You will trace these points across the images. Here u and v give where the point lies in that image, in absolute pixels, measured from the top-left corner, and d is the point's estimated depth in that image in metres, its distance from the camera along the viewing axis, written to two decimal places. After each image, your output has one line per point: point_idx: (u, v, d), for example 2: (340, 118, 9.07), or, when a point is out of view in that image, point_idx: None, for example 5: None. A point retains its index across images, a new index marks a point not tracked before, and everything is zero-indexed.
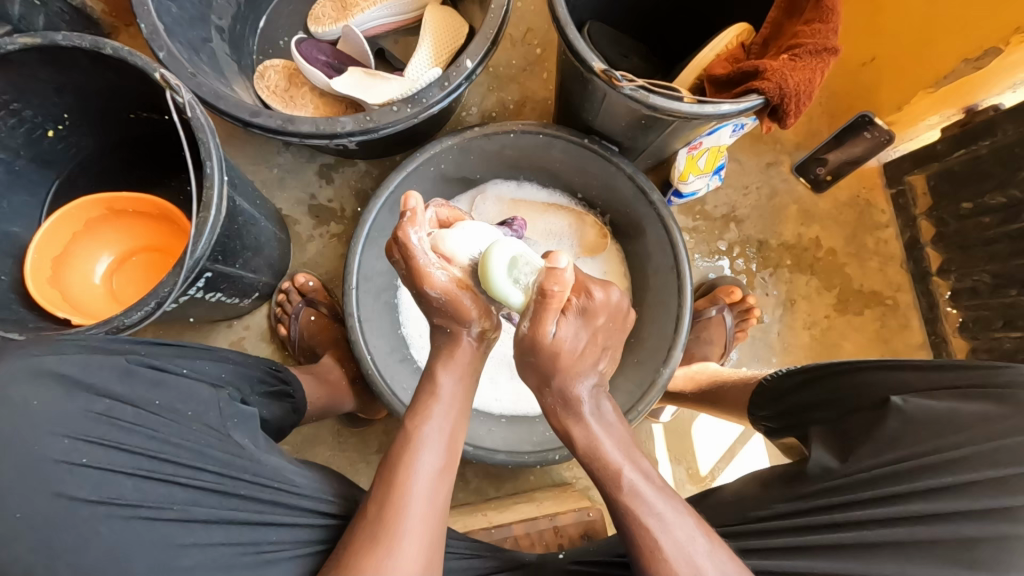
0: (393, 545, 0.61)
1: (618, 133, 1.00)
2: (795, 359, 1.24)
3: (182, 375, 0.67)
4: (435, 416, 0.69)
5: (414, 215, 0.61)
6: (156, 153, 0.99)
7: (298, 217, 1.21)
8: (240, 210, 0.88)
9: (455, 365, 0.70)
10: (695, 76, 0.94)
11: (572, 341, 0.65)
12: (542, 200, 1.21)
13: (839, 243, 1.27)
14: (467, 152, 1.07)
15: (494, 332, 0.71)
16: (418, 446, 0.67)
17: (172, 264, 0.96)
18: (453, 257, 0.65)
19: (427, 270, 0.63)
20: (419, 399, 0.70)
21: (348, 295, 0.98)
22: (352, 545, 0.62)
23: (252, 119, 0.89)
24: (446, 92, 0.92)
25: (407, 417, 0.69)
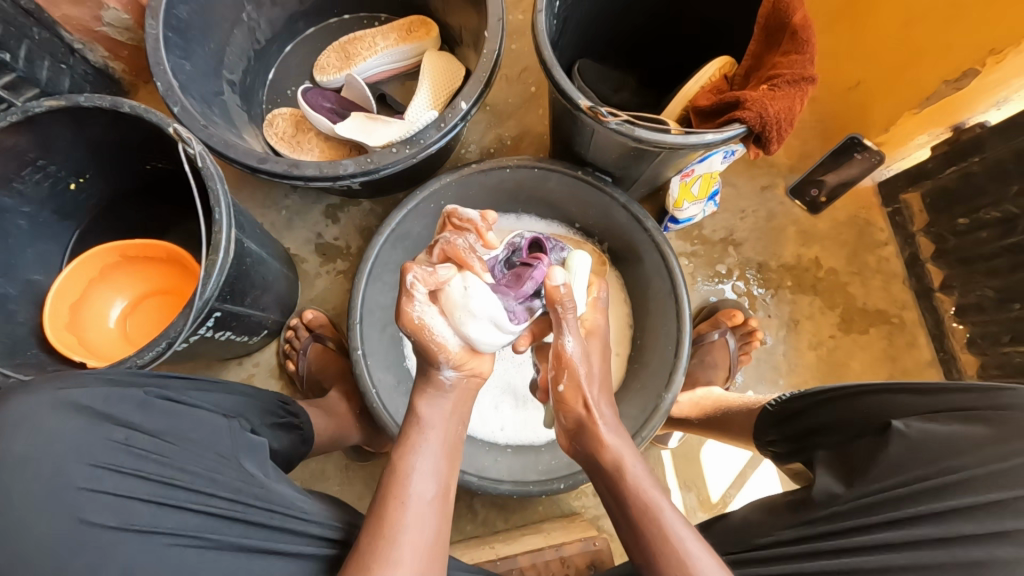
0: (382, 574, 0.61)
1: (610, 164, 1.03)
2: (801, 380, 1.23)
3: (196, 406, 0.70)
4: (424, 449, 0.72)
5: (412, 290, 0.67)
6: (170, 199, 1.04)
7: (306, 256, 1.25)
8: (248, 251, 0.92)
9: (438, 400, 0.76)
10: (682, 107, 0.97)
11: (584, 360, 0.80)
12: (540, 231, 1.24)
13: (839, 262, 1.27)
14: (466, 187, 1.11)
15: (470, 376, 0.76)
16: (408, 476, 0.69)
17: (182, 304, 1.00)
18: (446, 313, 0.70)
19: (414, 332, 0.69)
20: (407, 433, 0.74)
21: (353, 329, 1.00)
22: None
23: (259, 165, 0.94)
24: (443, 132, 0.97)
25: (397, 450, 0.72)
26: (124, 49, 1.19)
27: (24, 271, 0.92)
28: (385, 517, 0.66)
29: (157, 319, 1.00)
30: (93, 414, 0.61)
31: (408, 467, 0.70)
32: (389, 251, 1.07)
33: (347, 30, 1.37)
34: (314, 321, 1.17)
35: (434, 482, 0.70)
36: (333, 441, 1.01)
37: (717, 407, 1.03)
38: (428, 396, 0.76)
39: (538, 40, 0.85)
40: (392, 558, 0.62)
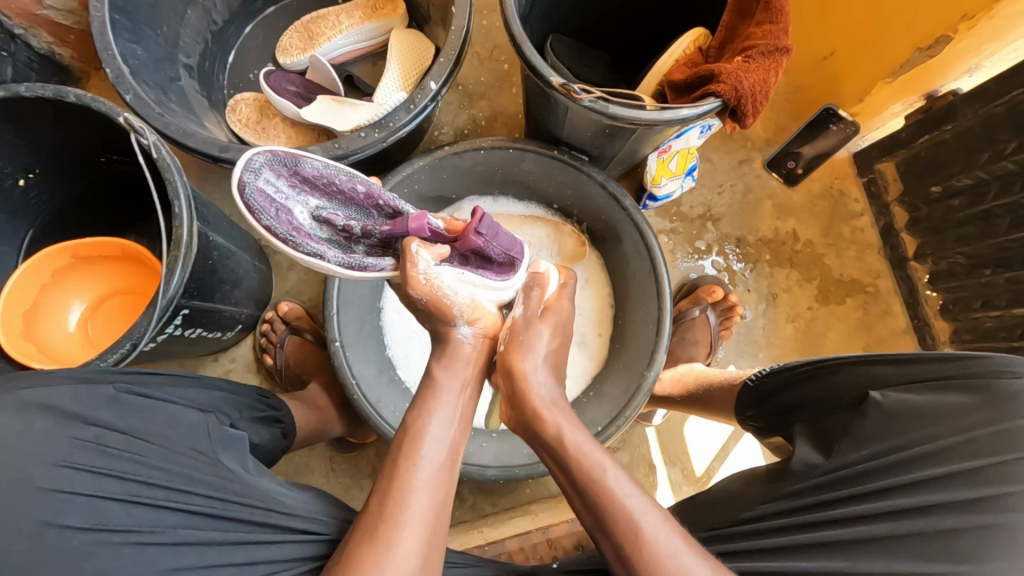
0: (392, 534, 0.61)
1: (586, 143, 1.02)
2: (781, 353, 1.24)
3: (171, 402, 0.67)
4: (438, 410, 0.72)
5: (472, 320, 0.78)
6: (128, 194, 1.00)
7: (278, 247, 1.22)
8: (214, 245, 0.88)
9: (453, 364, 0.76)
10: (657, 82, 0.96)
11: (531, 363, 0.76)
12: (518, 213, 1.22)
13: (815, 235, 1.28)
14: (439, 171, 1.08)
15: (486, 331, 0.80)
16: (422, 438, 0.69)
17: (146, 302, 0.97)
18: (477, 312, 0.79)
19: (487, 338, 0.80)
20: (420, 397, 0.73)
21: (329, 321, 0.98)
22: (354, 539, 0.61)
23: (221, 154, 0.90)
24: (412, 114, 0.94)
25: (410, 413, 0.72)
26: (71, 34, 1.13)
27: None
28: (399, 478, 0.65)
29: (121, 320, 0.97)
30: (61, 414, 0.58)
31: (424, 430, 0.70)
32: None
33: (309, 8, 1.31)
34: (291, 313, 1.16)
35: (446, 447, 0.70)
36: (315, 434, 1.00)
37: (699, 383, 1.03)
38: (453, 353, 0.77)
39: (507, 15, 0.82)
40: (400, 524, 0.62)
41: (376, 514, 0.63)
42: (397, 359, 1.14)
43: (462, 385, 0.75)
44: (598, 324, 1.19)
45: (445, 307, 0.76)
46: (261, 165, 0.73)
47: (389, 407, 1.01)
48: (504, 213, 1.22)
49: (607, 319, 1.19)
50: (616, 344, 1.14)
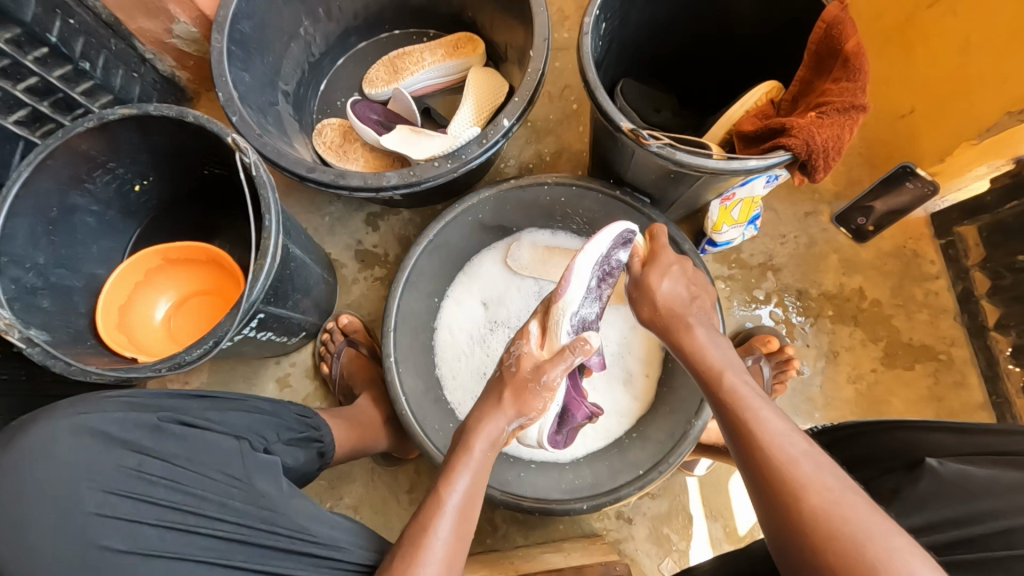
0: None
1: (648, 185, 1.03)
2: (840, 414, 1.18)
3: (210, 429, 0.71)
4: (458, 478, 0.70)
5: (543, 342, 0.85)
6: (221, 204, 1.10)
7: (345, 261, 1.30)
8: (291, 256, 0.95)
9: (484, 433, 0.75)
10: (725, 131, 0.97)
11: (674, 287, 0.86)
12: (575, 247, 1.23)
13: (884, 294, 1.23)
14: (503, 202, 1.13)
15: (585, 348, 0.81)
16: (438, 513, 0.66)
17: (226, 302, 1.04)
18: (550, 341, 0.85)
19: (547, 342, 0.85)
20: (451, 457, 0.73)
21: (387, 336, 1.03)
22: None
23: (308, 174, 0.98)
24: (484, 148, 0.99)
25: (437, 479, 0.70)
26: (191, 60, 1.26)
27: (88, 264, 0.98)
28: (422, 539, 0.64)
29: (200, 318, 1.04)
30: (109, 437, 0.63)
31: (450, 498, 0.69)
32: (426, 260, 1.10)
33: (396, 45, 1.42)
34: (350, 326, 1.23)
35: (463, 524, 0.67)
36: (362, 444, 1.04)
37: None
38: (486, 430, 0.75)
39: (584, 62, 0.86)
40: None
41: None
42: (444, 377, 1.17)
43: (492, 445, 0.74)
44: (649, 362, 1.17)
45: (535, 403, 0.78)
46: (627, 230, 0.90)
47: (433, 426, 1.04)
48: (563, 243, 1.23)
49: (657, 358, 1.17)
50: (663, 386, 1.12)
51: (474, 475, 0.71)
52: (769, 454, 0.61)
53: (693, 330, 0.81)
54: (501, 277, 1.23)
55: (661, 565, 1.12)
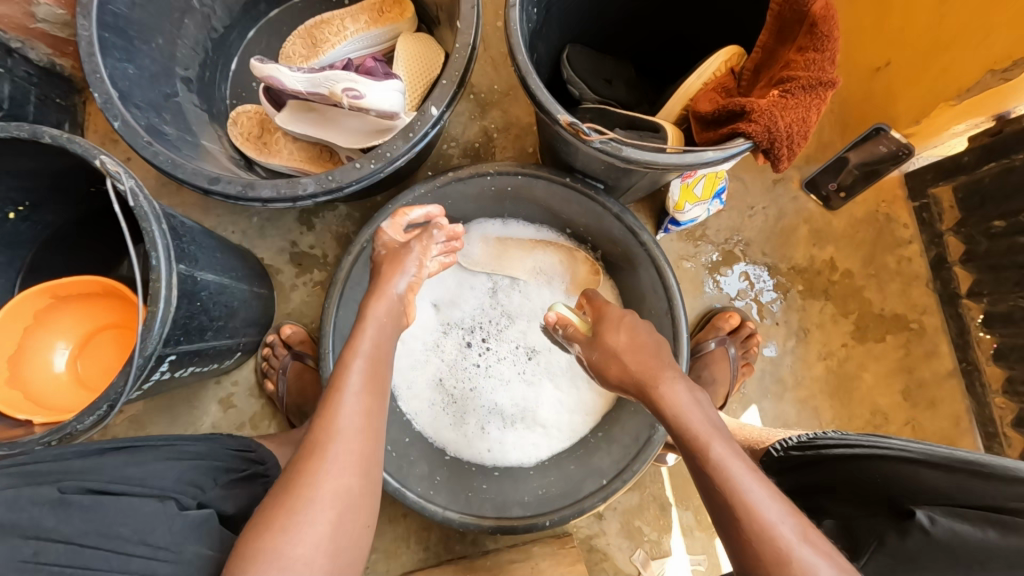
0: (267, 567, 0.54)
1: (600, 172, 0.93)
2: (809, 392, 1.15)
3: (129, 493, 0.59)
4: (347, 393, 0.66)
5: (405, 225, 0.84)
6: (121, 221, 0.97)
7: (280, 267, 1.18)
8: (202, 284, 0.84)
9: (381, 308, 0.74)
10: (683, 105, 0.86)
11: (615, 314, 0.80)
12: (529, 236, 1.13)
13: (855, 265, 1.17)
14: (444, 197, 1.02)
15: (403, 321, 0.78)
16: (333, 437, 0.62)
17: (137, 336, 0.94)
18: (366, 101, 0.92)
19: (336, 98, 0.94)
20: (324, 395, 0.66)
21: (324, 359, 0.93)
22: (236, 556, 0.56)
23: (211, 187, 0.86)
24: (411, 143, 0.87)
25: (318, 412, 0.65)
26: (70, 46, 1.11)
27: None
28: (318, 443, 0.62)
29: (111, 356, 0.94)
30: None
31: (350, 382, 0.67)
32: (362, 268, 0.99)
33: (314, 10, 1.24)
34: (295, 337, 1.14)
35: (367, 424, 0.65)
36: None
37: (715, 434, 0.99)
38: (376, 314, 0.73)
39: (512, 42, 0.73)
40: (298, 546, 0.56)
41: (276, 530, 0.56)
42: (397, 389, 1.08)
43: (390, 325, 0.75)
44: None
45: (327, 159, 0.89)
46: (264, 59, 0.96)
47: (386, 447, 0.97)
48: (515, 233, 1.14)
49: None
50: None
51: (374, 390, 0.68)
52: (723, 476, 0.58)
53: (670, 385, 0.68)
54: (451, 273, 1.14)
55: (633, 557, 1.11)
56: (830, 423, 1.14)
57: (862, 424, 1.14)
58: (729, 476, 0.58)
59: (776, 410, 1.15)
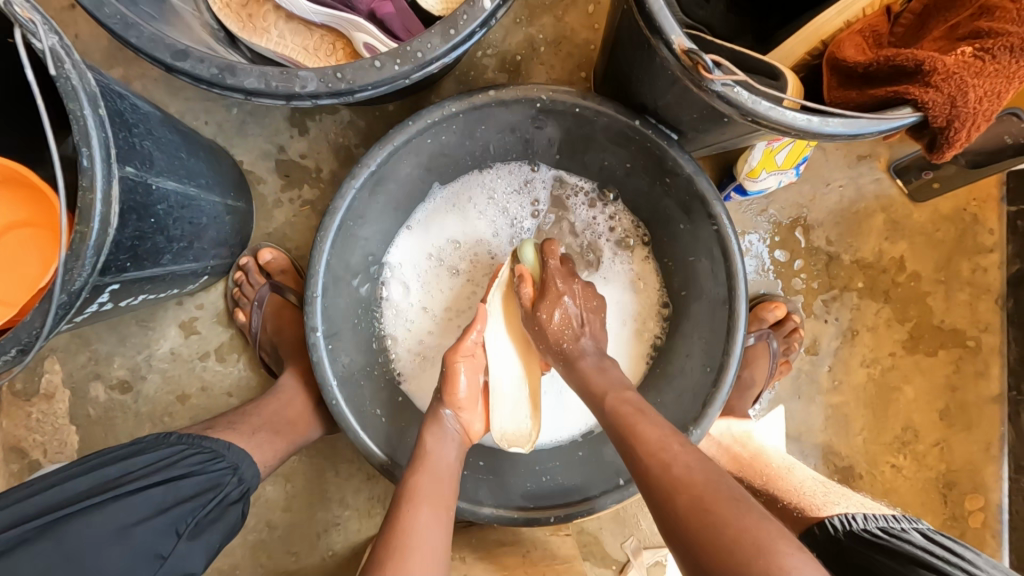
0: None
1: (683, 121, 0.73)
2: (843, 399, 1.05)
3: (89, 538, 0.56)
4: (428, 472, 0.71)
5: None
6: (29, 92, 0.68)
7: (262, 175, 0.97)
8: (159, 195, 0.64)
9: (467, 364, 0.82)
10: (808, 49, 0.66)
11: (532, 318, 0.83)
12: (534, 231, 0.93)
13: (926, 267, 1.03)
14: (477, 122, 0.81)
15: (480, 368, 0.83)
16: (417, 505, 0.66)
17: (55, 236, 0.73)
18: None
19: None
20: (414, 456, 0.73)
21: (311, 306, 0.76)
22: None
23: (174, 63, 0.63)
24: (451, 43, 0.65)
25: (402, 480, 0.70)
26: None
27: None
28: (411, 529, 0.63)
29: (25, 260, 0.73)
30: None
31: (420, 491, 0.67)
32: (367, 198, 0.80)
33: None
34: (273, 265, 0.96)
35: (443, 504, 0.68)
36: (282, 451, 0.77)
37: (761, 472, 0.89)
38: (435, 432, 0.77)
39: None
40: None
41: None
42: (400, 334, 0.94)
43: (455, 441, 0.77)
44: (641, 321, 0.96)
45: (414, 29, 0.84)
46: None
47: (374, 411, 0.84)
48: (528, 193, 0.96)
49: (653, 325, 0.96)
50: (655, 369, 0.93)
51: (433, 502, 0.67)
52: (669, 460, 0.62)
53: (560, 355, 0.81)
54: (457, 221, 0.95)
55: (625, 545, 1.04)
56: (857, 434, 1.05)
57: (890, 439, 1.05)
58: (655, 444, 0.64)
59: (804, 414, 1.05)
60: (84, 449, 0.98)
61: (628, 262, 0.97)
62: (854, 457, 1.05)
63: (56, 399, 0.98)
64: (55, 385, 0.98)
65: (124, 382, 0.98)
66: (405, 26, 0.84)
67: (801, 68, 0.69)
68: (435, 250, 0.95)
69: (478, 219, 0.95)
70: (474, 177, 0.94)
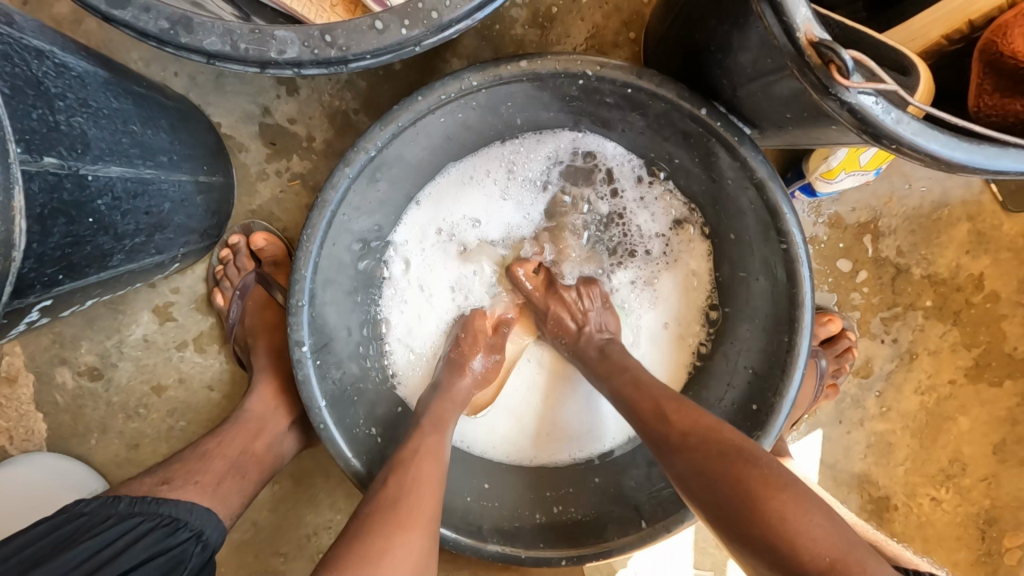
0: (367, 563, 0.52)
1: (766, 115, 0.58)
2: (890, 427, 0.94)
3: None
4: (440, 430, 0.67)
5: None
6: None
7: (244, 142, 0.83)
8: (100, 186, 0.51)
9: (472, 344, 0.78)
10: (948, 31, 0.50)
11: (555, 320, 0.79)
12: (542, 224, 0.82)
13: (1008, 287, 0.89)
14: (503, 95, 0.65)
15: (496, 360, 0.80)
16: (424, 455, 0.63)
17: None
18: None
19: None
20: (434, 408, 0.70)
21: (295, 315, 0.64)
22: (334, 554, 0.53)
23: (110, 11, 0.47)
24: (476, 1, 0.49)
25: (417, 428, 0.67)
26: None
27: None
28: (422, 476, 0.60)
29: None
30: None
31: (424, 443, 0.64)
32: (365, 186, 0.66)
33: None
34: (265, 252, 0.84)
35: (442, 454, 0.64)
36: None
37: None
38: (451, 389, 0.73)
39: None
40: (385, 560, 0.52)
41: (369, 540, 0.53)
42: (400, 328, 0.82)
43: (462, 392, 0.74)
44: (684, 326, 0.83)
45: None
46: None
47: (368, 430, 0.74)
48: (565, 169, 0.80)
49: (697, 330, 0.83)
50: (687, 390, 0.82)
51: (433, 453, 0.63)
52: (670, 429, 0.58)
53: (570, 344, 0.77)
54: (480, 195, 0.80)
55: None
56: (899, 464, 0.95)
57: (934, 472, 0.96)
58: (695, 424, 0.57)
59: (841, 439, 0.95)
60: (53, 439, 0.89)
61: (677, 260, 0.82)
62: (891, 488, 0.96)
63: (19, 383, 0.88)
64: (18, 368, 0.88)
65: (93, 369, 0.88)
66: None
67: (929, 56, 0.53)
68: (447, 229, 0.81)
69: (504, 190, 0.81)
70: (495, 147, 0.78)
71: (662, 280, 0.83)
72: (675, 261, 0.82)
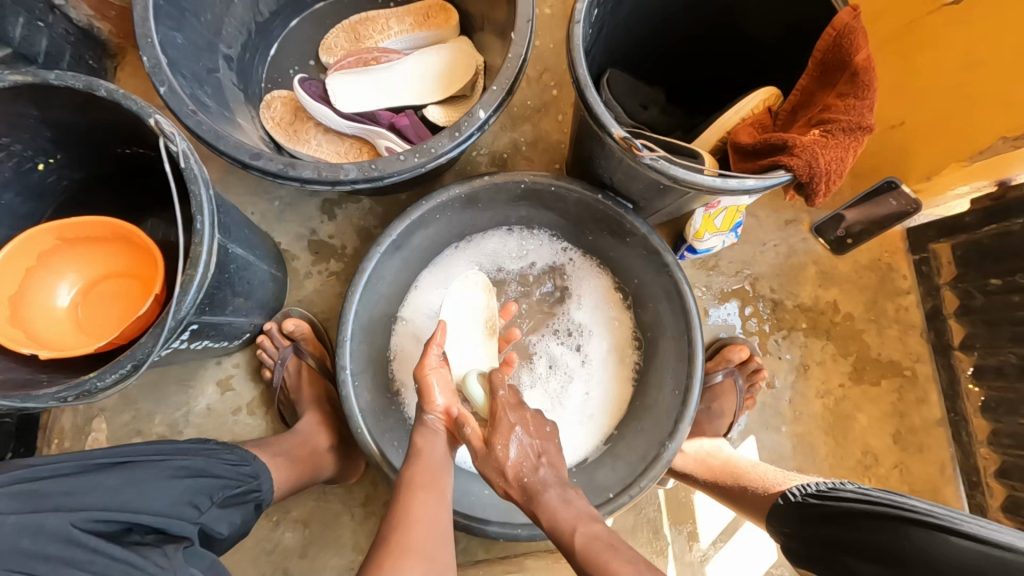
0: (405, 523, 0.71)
1: (635, 193, 0.95)
2: (806, 428, 1.18)
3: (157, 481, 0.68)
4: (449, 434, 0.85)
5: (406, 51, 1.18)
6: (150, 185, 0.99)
7: (297, 253, 1.18)
8: (231, 257, 0.83)
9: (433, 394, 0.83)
10: (718, 136, 0.90)
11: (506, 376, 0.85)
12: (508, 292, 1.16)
13: (857, 308, 1.22)
14: (474, 200, 1.03)
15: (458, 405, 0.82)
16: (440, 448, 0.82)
17: (141, 290, 0.92)
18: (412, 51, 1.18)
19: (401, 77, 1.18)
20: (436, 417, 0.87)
21: (341, 347, 0.92)
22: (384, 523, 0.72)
23: (251, 161, 0.85)
24: (455, 142, 0.88)
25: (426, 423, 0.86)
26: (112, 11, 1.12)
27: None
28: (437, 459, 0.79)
29: (116, 304, 0.92)
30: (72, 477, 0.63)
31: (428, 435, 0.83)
32: (387, 261, 0.99)
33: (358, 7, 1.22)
34: (296, 332, 1.10)
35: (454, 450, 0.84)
36: None
37: (730, 473, 0.98)
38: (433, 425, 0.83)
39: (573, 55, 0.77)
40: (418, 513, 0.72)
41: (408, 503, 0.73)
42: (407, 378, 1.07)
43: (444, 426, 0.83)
44: (622, 353, 1.12)
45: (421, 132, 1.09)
46: (304, 80, 1.12)
47: (391, 443, 0.96)
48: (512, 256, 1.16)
49: (633, 354, 1.12)
50: (635, 400, 1.08)
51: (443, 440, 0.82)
52: None
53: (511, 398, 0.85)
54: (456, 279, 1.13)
55: None
56: (824, 459, 1.17)
57: (854, 463, 1.17)
58: None
59: (772, 443, 1.17)
60: None
61: (603, 307, 1.14)
62: None
63: None
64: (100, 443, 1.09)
65: (162, 437, 1.10)
66: (418, 134, 1.08)
67: (715, 150, 0.92)
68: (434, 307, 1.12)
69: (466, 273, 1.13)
70: (459, 244, 1.14)
71: (597, 322, 1.14)
72: (603, 307, 1.14)
